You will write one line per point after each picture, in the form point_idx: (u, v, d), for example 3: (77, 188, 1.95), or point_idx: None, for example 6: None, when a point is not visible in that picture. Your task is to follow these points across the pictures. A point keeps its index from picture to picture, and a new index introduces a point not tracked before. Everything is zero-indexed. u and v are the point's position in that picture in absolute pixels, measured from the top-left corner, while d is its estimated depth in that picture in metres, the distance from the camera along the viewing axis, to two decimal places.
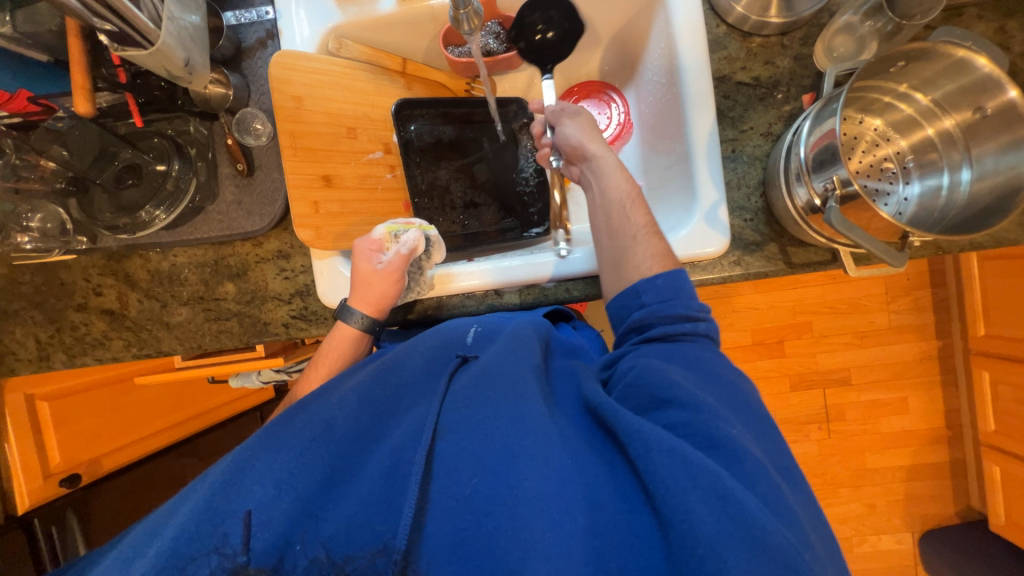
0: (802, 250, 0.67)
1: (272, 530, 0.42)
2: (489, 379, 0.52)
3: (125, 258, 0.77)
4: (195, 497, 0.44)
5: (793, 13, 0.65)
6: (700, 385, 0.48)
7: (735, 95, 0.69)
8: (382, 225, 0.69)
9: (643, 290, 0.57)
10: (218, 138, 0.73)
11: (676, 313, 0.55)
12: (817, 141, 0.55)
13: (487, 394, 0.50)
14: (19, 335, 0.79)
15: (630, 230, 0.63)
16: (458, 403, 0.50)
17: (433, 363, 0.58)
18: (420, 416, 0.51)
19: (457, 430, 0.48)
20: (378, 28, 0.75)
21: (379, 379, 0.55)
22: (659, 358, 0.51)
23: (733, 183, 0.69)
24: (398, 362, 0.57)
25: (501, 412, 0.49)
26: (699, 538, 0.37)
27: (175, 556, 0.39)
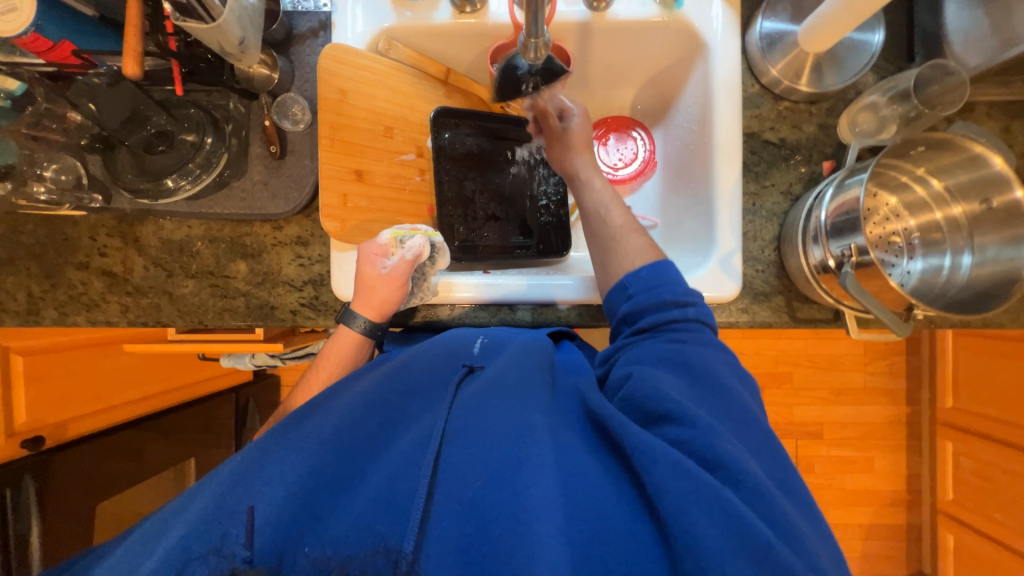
0: (807, 307, 0.70)
1: (271, 532, 0.43)
2: (497, 391, 0.53)
3: (138, 223, 0.75)
4: (203, 497, 0.46)
5: (822, 85, 0.69)
6: (687, 394, 0.49)
7: (761, 152, 0.73)
8: (388, 230, 0.70)
9: (629, 284, 0.60)
10: (255, 118, 0.73)
11: (662, 300, 0.57)
12: (838, 207, 0.58)
13: (494, 402, 0.51)
14: (10, 286, 0.76)
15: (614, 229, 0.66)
16: (465, 410, 0.51)
17: (440, 371, 0.58)
18: (427, 422, 0.51)
19: (465, 436, 0.49)
20: (429, 35, 0.76)
21: (386, 388, 0.55)
22: (653, 366, 0.52)
23: (750, 235, 0.72)
24: (404, 368, 0.57)
25: (508, 423, 0.49)
26: (702, 551, 0.39)
27: (179, 554, 0.42)
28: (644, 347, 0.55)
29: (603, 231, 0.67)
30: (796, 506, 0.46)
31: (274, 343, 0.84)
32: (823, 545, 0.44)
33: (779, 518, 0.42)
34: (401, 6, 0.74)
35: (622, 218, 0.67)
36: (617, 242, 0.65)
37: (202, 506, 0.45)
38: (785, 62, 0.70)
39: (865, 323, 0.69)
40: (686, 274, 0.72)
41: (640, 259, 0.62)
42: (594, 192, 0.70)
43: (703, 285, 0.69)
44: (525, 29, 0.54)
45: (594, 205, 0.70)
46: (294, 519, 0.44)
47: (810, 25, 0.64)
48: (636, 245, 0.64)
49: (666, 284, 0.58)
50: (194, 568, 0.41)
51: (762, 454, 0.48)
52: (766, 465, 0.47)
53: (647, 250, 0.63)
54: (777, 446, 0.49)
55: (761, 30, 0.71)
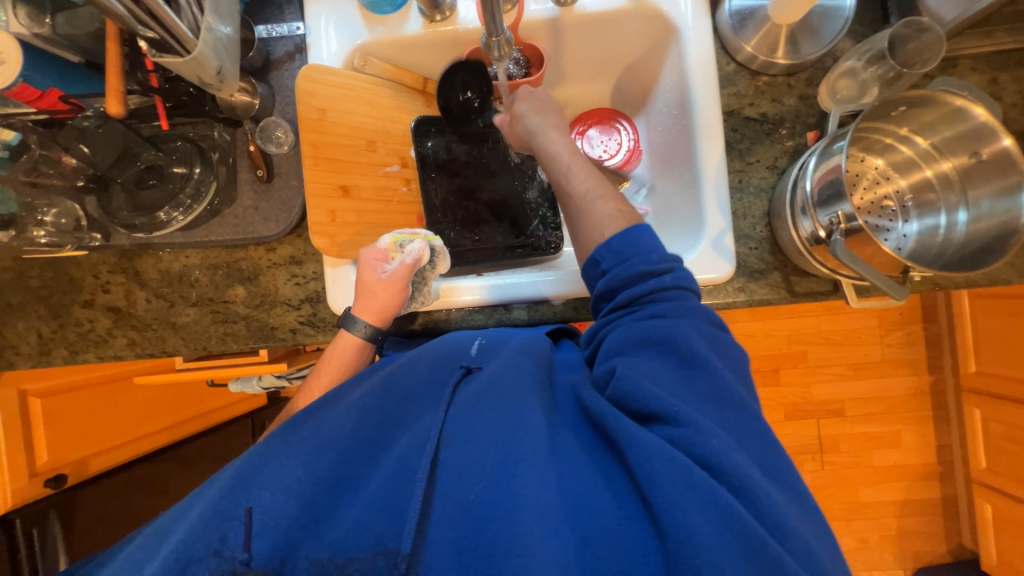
0: (804, 280, 0.69)
1: (272, 537, 0.44)
2: (497, 389, 0.53)
3: (138, 257, 0.77)
4: (204, 501, 0.47)
5: (798, 55, 0.69)
6: (678, 388, 0.49)
7: (743, 129, 0.72)
8: (389, 235, 0.70)
9: (603, 259, 0.58)
10: (240, 144, 0.75)
11: (635, 272, 0.55)
12: (823, 176, 0.57)
13: (489, 401, 0.51)
14: (22, 330, 0.78)
15: (583, 197, 0.63)
16: (462, 410, 0.51)
17: (436, 374, 0.58)
18: (424, 424, 0.51)
19: (461, 438, 0.49)
20: (402, 47, 0.78)
21: (385, 391, 0.55)
22: (643, 359, 0.51)
23: (740, 213, 0.71)
24: (402, 373, 0.58)
25: (502, 420, 0.49)
26: (697, 547, 0.39)
27: (180, 557, 0.43)
28: (625, 327, 0.54)
29: (572, 204, 0.64)
30: (791, 501, 0.45)
31: (278, 364, 0.86)
32: (814, 532, 0.44)
33: (776, 519, 0.41)
34: (372, 22, 0.76)
35: (592, 185, 0.64)
36: (587, 212, 0.62)
37: (202, 509, 0.46)
38: (758, 37, 0.69)
39: (865, 292, 0.68)
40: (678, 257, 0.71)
41: (616, 227, 0.59)
42: (558, 164, 0.66)
43: (697, 267, 0.68)
44: (487, 30, 0.55)
45: (559, 175, 0.66)
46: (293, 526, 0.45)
47: None
48: (606, 211, 0.61)
49: (638, 254, 0.56)
50: (195, 569, 0.43)
51: (755, 447, 0.47)
52: (759, 457, 0.46)
53: (618, 215, 0.60)
54: (765, 429, 0.48)
55: (731, 8, 0.71)
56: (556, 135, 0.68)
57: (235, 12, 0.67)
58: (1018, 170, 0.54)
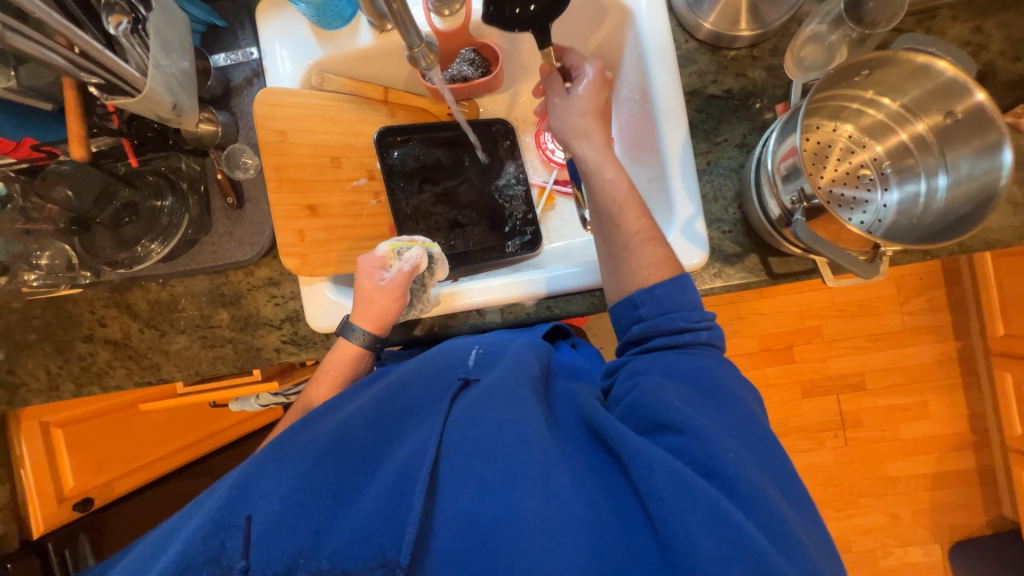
0: (783, 261, 0.66)
1: (268, 542, 0.46)
2: (495, 397, 0.53)
3: (127, 290, 0.81)
4: (204, 509, 0.48)
5: (761, 24, 0.65)
6: (699, 405, 0.50)
7: (708, 108, 0.69)
8: (387, 243, 0.72)
9: (641, 302, 0.58)
10: (210, 173, 0.76)
11: (676, 326, 0.56)
12: (785, 154, 0.55)
13: (491, 409, 0.52)
14: (31, 367, 0.83)
15: (626, 237, 0.61)
16: (462, 420, 0.52)
17: (435, 388, 0.59)
18: (424, 435, 0.52)
19: (459, 450, 0.49)
20: (358, 60, 0.78)
21: (384, 401, 0.57)
22: (657, 374, 0.53)
23: (710, 196, 0.69)
24: (402, 385, 0.58)
25: (501, 430, 0.50)
26: (699, 560, 0.40)
27: (183, 565, 0.44)
28: (654, 358, 0.56)
29: (616, 235, 0.62)
30: (800, 515, 0.47)
31: (270, 382, 0.88)
32: (821, 551, 0.46)
33: (788, 538, 0.43)
34: (325, 38, 0.76)
35: (642, 223, 0.62)
36: (630, 253, 0.61)
37: (201, 520, 0.46)
38: (718, 12, 0.65)
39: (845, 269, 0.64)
40: None
41: (658, 275, 0.59)
42: (607, 184, 0.63)
43: None
44: (405, 44, 0.55)
45: (612, 199, 0.63)
46: (296, 535, 0.46)
47: None
48: (652, 258, 0.60)
49: (680, 308, 0.57)
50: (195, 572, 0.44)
51: (768, 466, 0.48)
52: (774, 474, 0.48)
53: (664, 264, 0.60)
54: (775, 450, 0.50)
55: None
56: (610, 158, 0.64)
57: (187, 44, 0.68)
58: (994, 126, 0.50)
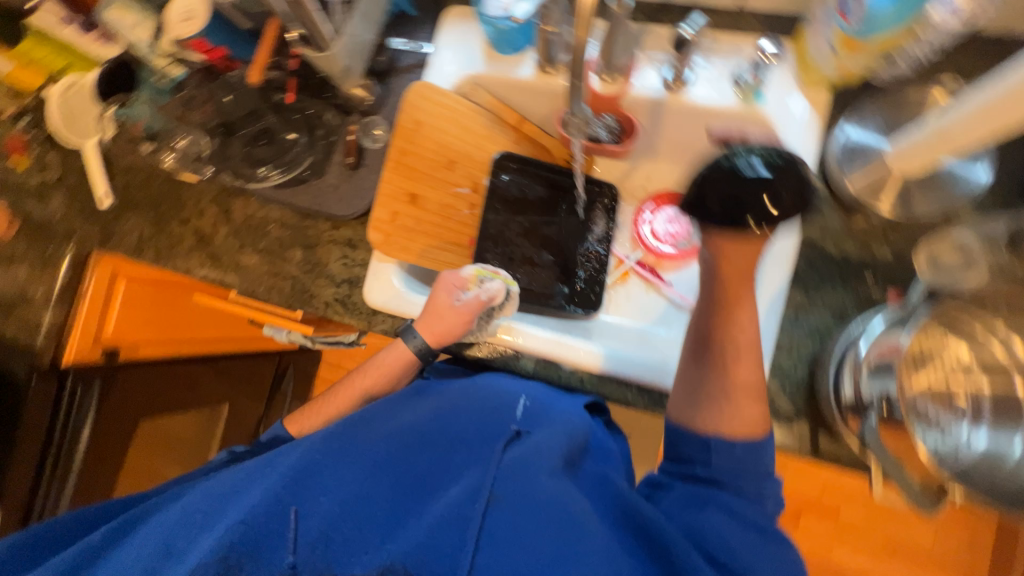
0: (833, 444, 0.63)
1: (315, 541, 0.50)
2: (536, 462, 0.56)
3: (232, 196, 0.89)
4: (260, 487, 0.54)
5: (905, 210, 0.64)
6: (755, 548, 0.52)
7: (817, 264, 0.67)
8: (474, 267, 0.76)
9: (716, 449, 0.57)
10: (343, 129, 0.82)
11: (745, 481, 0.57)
12: (883, 344, 0.53)
13: (532, 476, 0.54)
14: (131, 226, 0.93)
15: (727, 381, 0.59)
16: (508, 476, 0.55)
17: (486, 430, 0.62)
18: (470, 478, 0.55)
19: (510, 501, 0.52)
20: (509, 86, 0.82)
21: (438, 427, 0.62)
22: (711, 507, 0.55)
23: (786, 347, 0.66)
24: (455, 415, 0.63)
25: (544, 503, 0.52)
26: None
27: (243, 535, 0.49)
28: (714, 500, 0.55)
29: (716, 373, 0.60)
30: None
31: (307, 326, 0.93)
32: None
33: None
34: (490, 57, 0.81)
35: (748, 375, 0.59)
36: (728, 399, 0.59)
37: (260, 497, 0.52)
38: (864, 176, 0.65)
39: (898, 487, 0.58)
40: None
41: (741, 426, 0.58)
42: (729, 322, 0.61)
43: None
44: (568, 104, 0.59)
45: (730, 340, 0.60)
46: (352, 535, 0.51)
47: (901, 145, 0.60)
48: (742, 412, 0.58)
49: (752, 469, 0.57)
50: (258, 547, 0.49)
51: None
52: None
53: (749, 420, 0.58)
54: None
55: (843, 137, 0.67)
56: (744, 299, 0.62)
57: (377, 21, 0.75)
58: None
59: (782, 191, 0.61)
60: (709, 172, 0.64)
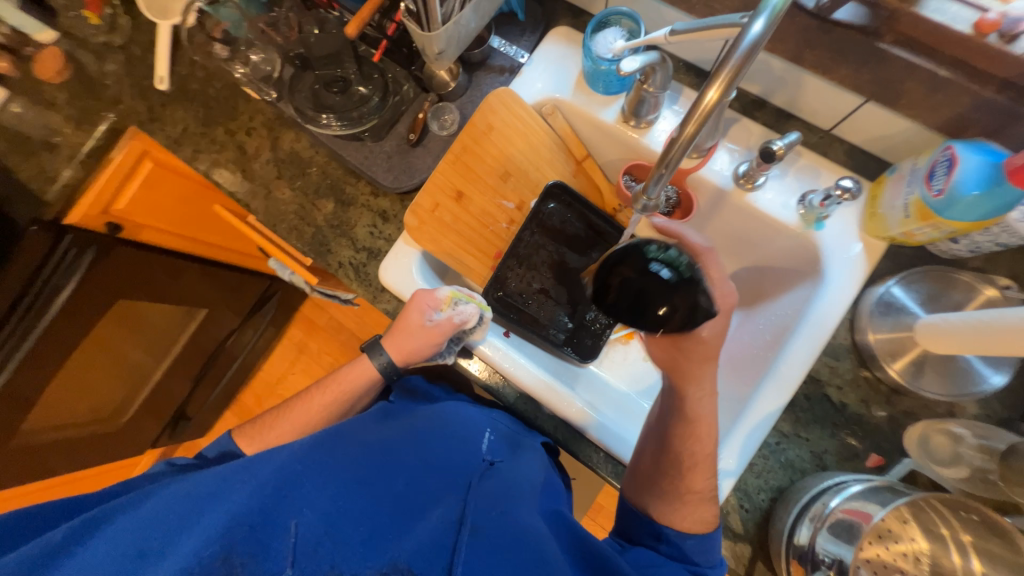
0: (766, 574, 0.64)
1: (307, 550, 0.53)
2: (504, 492, 0.62)
3: (285, 126, 0.88)
4: (247, 489, 0.57)
5: (913, 381, 0.64)
6: None
7: (815, 402, 0.68)
8: (450, 288, 0.74)
9: (667, 541, 0.62)
10: (415, 105, 0.82)
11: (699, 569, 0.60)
12: (855, 508, 0.54)
13: (499, 502, 0.61)
14: (177, 117, 0.92)
15: (681, 489, 0.63)
16: (481, 503, 0.60)
17: (460, 458, 0.66)
18: (445, 502, 0.60)
19: (488, 532, 0.56)
20: (587, 121, 0.82)
21: (416, 449, 0.66)
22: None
23: (757, 469, 0.67)
24: (431, 439, 0.68)
25: (515, 531, 0.56)
26: None
27: (236, 538, 0.52)
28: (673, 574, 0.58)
29: (671, 482, 0.63)
30: None
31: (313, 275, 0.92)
32: None
33: None
34: (580, 87, 0.81)
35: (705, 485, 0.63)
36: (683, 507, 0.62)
37: (249, 499, 0.55)
38: (888, 335, 0.66)
39: None
40: None
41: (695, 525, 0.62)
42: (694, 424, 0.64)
43: None
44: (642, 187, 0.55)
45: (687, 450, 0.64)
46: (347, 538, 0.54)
47: (937, 321, 0.60)
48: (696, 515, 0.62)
49: (705, 561, 0.60)
50: (252, 548, 0.52)
51: None
52: None
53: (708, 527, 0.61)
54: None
55: (885, 291, 0.66)
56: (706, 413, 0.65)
57: (487, 15, 0.73)
58: None
59: (678, 298, 0.55)
60: (619, 258, 0.57)
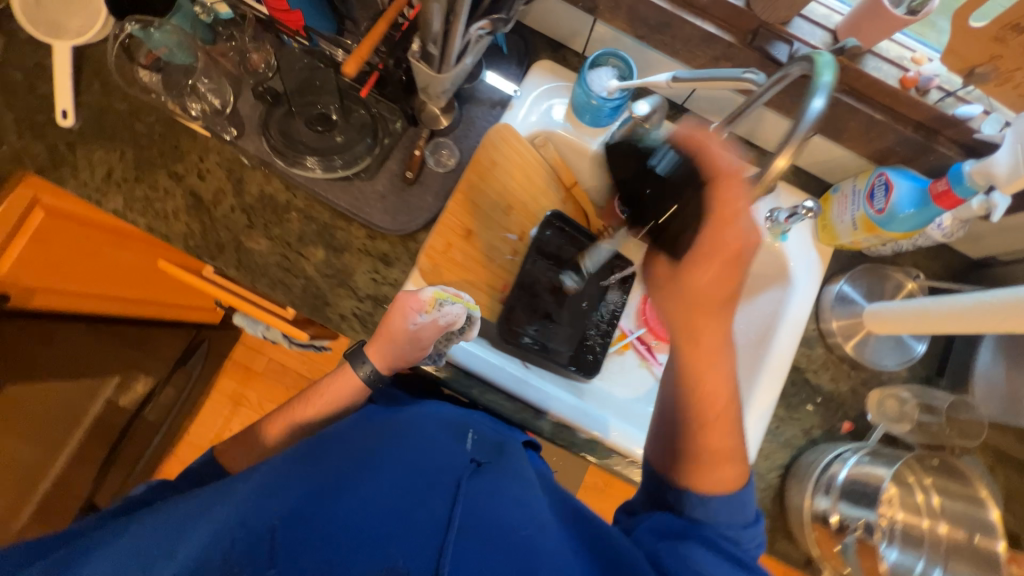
0: (785, 543, 0.75)
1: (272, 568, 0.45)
2: (499, 491, 0.54)
3: (248, 167, 0.77)
4: (211, 524, 0.49)
5: (862, 355, 0.80)
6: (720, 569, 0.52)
7: (799, 388, 0.80)
8: (433, 289, 0.67)
9: (692, 503, 0.57)
10: (406, 140, 0.78)
11: (728, 539, 0.55)
12: (861, 473, 0.64)
13: (495, 500, 0.53)
14: (95, 159, 0.75)
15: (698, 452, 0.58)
16: (472, 505, 0.51)
17: (446, 456, 0.57)
18: (432, 506, 0.50)
19: (476, 531, 0.49)
20: (577, 151, 0.86)
21: (397, 453, 0.56)
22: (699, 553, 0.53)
23: (765, 453, 0.77)
24: (410, 440, 0.58)
25: (510, 529, 0.50)
26: None
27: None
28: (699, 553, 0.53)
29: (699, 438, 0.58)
30: None
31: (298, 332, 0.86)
32: None
33: None
34: (571, 119, 0.84)
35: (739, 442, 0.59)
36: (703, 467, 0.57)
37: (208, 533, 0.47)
38: (846, 321, 0.80)
39: None
40: None
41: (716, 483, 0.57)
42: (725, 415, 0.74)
43: None
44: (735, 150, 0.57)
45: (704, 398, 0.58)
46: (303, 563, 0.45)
47: (882, 311, 0.75)
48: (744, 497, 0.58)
49: (728, 523, 0.57)
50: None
51: None
52: None
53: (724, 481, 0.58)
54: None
55: (840, 289, 0.81)
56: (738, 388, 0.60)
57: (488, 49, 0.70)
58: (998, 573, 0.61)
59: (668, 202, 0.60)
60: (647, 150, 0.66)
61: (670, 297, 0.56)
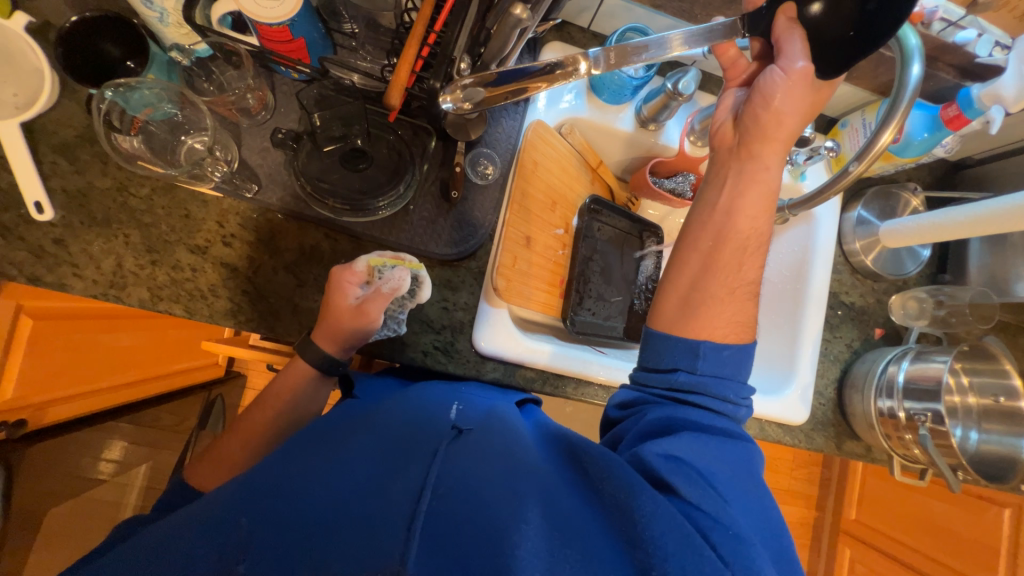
0: (849, 441, 0.87)
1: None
2: (489, 453, 0.48)
3: (278, 220, 0.70)
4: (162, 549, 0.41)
5: (881, 268, 0.89)
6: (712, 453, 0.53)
7: (836, 310, 0.91)
8: (368, 257, 0.64)
9: (707, 355, 0.57)
10: (444, 158, 0.73)
11: (716, 392, 0.57)
12: (919, 372, 0.74)
13: (480, 468, 0.46)
14: (97, 251, 0.65)
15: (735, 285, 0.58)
16: (453, 473, 0.45)
17: (425, 428, 0.50)
18: (411, 475, 0.44)
19: (461, 484, 0.44)
20: (601, 131, 0.86)
21: (373, 438, 0.49)
22: (708, 442, 0.53)
23: (819, 372, 0.88)
24: (381, 422, 0.51)
25: (497, 480, 0.45)
26: (662, 549, 0.42)
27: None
28: (699, 438, 0.53)
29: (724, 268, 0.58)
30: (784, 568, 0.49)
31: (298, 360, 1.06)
32: (765, 547, 0.49)
33: (729, 526, 0.47)
34: (592, 101, 0.83)
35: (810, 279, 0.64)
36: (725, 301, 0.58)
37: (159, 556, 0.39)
38: (865, 240, 0.89)
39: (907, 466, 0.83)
40: (772, 392, 0.85)
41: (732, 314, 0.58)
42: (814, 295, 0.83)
43: (787, 409, 0.83)
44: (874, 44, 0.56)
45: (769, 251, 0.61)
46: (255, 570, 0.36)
47: (894, 227, 0.82)
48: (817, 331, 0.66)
49: (732, 380, 0.58)
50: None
51: (771, 520, 0.52)
52: (777, 535, 0.51)
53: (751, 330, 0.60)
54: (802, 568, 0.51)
55: (858, 215, 0.89)
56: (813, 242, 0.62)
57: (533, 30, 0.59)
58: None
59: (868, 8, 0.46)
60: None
61: (788, 99, 0.55)
